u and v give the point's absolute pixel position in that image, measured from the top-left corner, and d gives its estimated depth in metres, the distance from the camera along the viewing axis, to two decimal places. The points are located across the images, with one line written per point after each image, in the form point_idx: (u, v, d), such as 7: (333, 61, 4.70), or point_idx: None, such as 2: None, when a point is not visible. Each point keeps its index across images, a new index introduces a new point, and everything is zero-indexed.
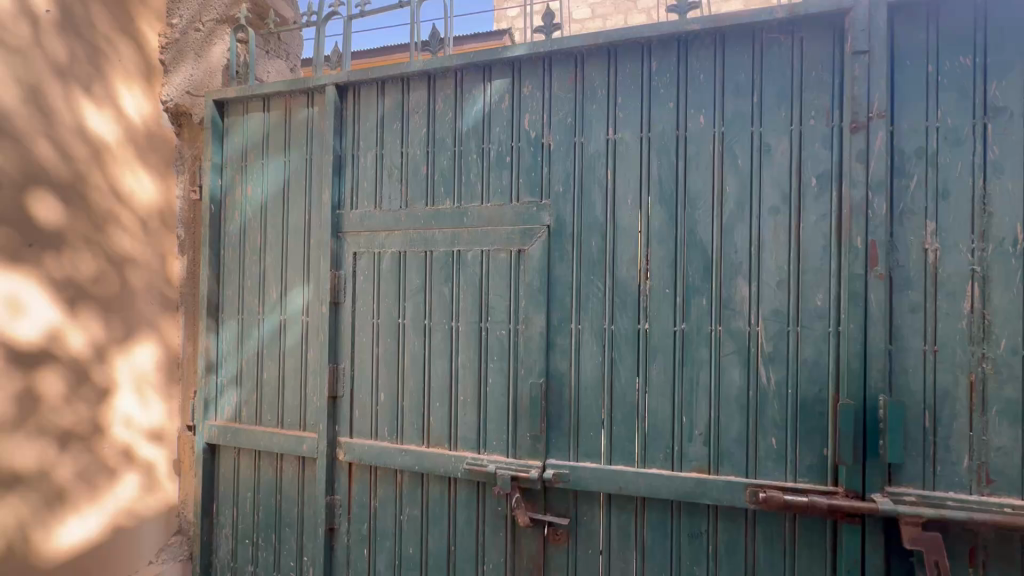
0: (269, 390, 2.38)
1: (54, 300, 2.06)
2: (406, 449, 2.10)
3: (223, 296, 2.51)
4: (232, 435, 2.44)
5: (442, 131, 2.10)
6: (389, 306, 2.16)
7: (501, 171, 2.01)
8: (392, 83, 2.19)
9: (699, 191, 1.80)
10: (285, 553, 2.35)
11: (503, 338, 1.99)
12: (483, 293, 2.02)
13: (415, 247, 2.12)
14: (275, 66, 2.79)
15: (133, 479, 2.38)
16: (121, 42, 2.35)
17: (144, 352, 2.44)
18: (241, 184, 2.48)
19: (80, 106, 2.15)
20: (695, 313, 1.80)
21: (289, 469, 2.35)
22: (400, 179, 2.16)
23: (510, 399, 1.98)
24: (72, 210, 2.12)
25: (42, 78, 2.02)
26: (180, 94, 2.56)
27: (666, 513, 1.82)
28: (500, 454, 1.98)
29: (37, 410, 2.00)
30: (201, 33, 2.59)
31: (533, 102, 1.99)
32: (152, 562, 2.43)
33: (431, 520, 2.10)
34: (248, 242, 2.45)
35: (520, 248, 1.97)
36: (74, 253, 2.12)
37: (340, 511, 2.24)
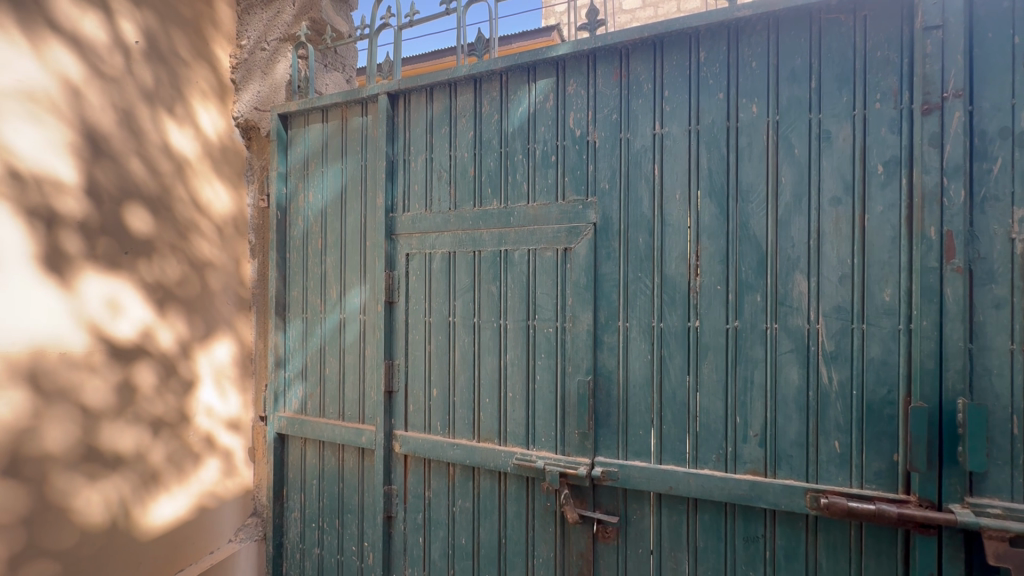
0: (330, 384, 2.53)
1: (146, 301, 2.30)
2: (458, 443, 2.17)
3: (289, 296, 2.69)
4: (299, 426, 2.62)
5: (488, 133, 2.15)
6: (440, 305, 2.24)
7: (546, 170, 2.02)
8: (440, 89, 2.26)
9: (752, 183, 1.73)
10: (347, 537, 2.50)
11: (550, 336, 2.01)
12: (531, 291, 2.05)
13: (464, 247, 2.18)
14: (332, 78, 2.94)
15: (214, 463, 2.61)
16: (199, 66, 2.58)
17: (221, 348, 2.66)
18: (303, 191, 2.65)
19: (165, 126, 2.38)
20: (749, 310, 1.73)
21: (350, 459, 2.49)
22: (449, 181, 2.22)
23: (558, 396, 2.00)
24: (159, 220, 2.35)
25: (133, 102, 2.25)
26: (248, 110, 2.78)
27: (720, 516, 1.77)
28: (549, 450, 2.01)
29: (134, 399, 2.25)
30: (266, 52, 2.78)
31: (577, 100, 1.99)
32: (232, 540, 2.67)
33: (482, 513, 2.16)
34: (310, 245, 2.61)
35: (566, 247, 1.98)
36: (162, 259, 2.36)
37: (397, 500, 2.35)
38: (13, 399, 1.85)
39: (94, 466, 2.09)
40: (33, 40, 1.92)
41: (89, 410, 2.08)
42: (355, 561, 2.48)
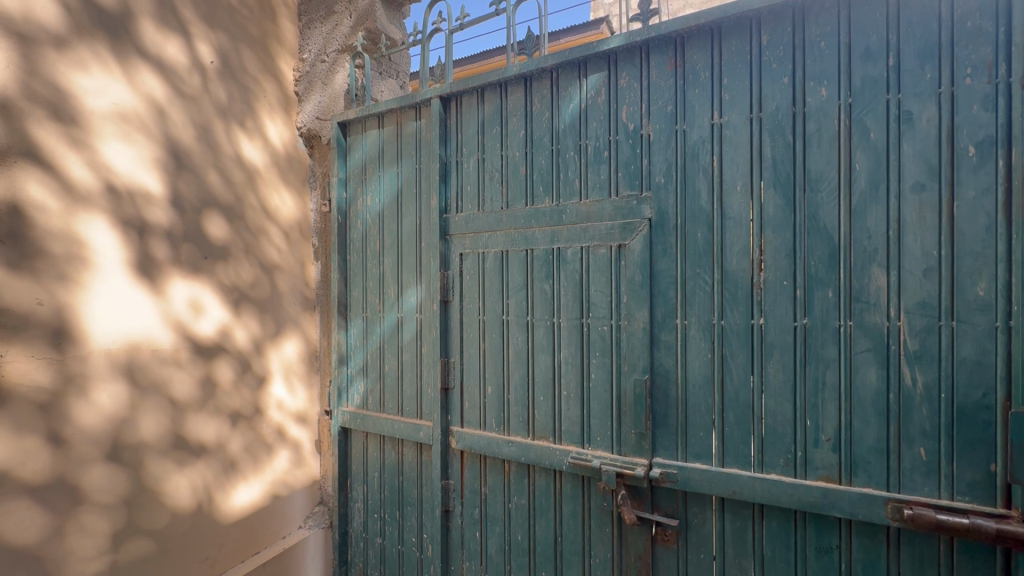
0: (390, 381, 2.62)
1: (223, 302, 2.49)
2: (513, 440, 2.19)
3: (350, 296, 2.81)
4: (361, 421, 2.74)
5: (540, 131, 2.14)
6: (494, 303, 2.26)
7: (599, 166, 2.00)
8: (492, 89, 2.28)
9: (822, 171, 1.63)
10: (407, 529, 2.58)
11: (605, 334, 1.99)
12: (584, 289, 2.03)
13: (516, 246, 2.19)
14: (387, 85, 3.02)
15: (285, 454, 2.78)
16: (266, 81, 2.75)
17: (290, 346, 2.83)
18: (362, 195, 2.75)
19: (237, 139, 2.56)
20: (820, 306, 1.63)
21: (408, 453, 2.57)
22: (501, 181, 2.24)
23: (614, 395, 1.97)
24: (234, 226, 2.53)
25: (210, 118, 2.43)
26: (311, 119, 2.92)
27: (788, 524, 1.68)
28: (605, 450, 1.98)
29: (214, 393, 2.44)
30: (326, 64, 2.90)
31: (630, 93, 1.94)
32: (302, 526, 2.83)
33: (538, 510, 2.17)
34: (369, 247, 2.71)
35: (620, 243, 1.94)
36: (236, 262, 2.54)
37: (454, 494, 2.40)
38: (114, 392, 2.05)
39: (182, 453, 2.29)
40: (125, 66, 2.11)
41: (177, 402, 2.27)
42: (415, 552, 2.56)
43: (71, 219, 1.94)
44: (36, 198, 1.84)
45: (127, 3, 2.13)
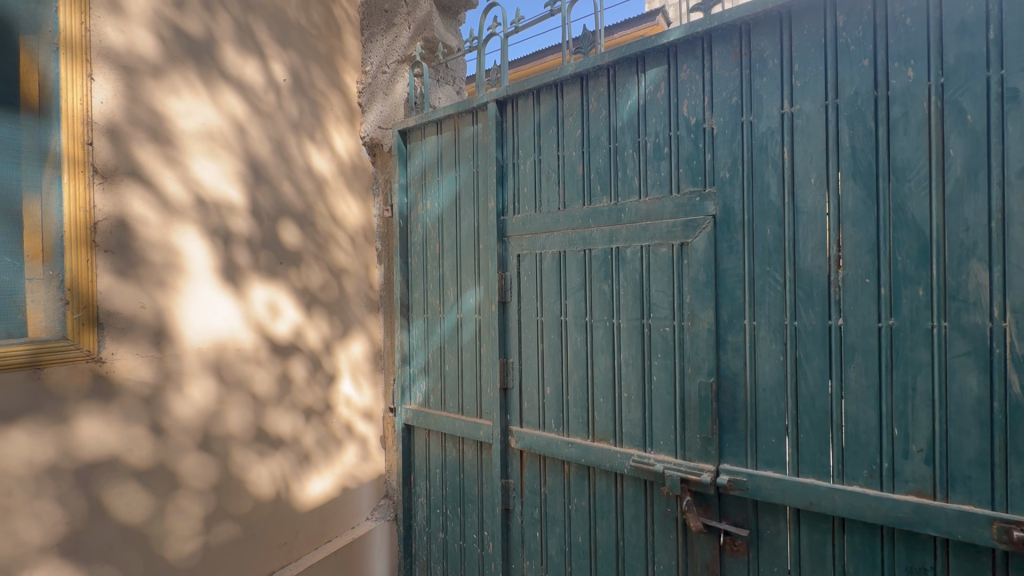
0: (450, 380, 2.68)
1: (297, 304, 2.66)
2: (572, 441, 2.18)
3: (412, 297, 2.90)
4: (424, 418, 2.81)
5: (597, 130, 2.12)
6: (552, 304, 2.26)
7: (659, 163, 1.94)
8: (547, 90, 2.28)
9: (909, 159, 1.50)
10: (469, 525, 2.63)
11: (667, 335, 1.93)
12: (645, 289, 1.99)
13: (574, 247, 2.18)
14: (445, 91, 3.07)
15: (353, 449, 2.92)
16: (333, 95, 2.91)
17: (357, 346, 2.97)
18: (422, 200, 2.83)
19: (308, 152, 2.72)
20: (908, 306, 1.50)
21: (469, 451, 2.62)
22: (558, 182, 2.24)
23: (677, 399, 1.91)
24: (305, 233, 2.70)
25: (283, 133, 2.61)
26: (374, 129, 3.04)
27: (873, 541, 1.56)
28: (668, 454, 1.93)
29: (290, 389, 2.61)
30: (387, 74, 3.00)
31: (692, 86, 1.88)
32: (369, 517, 2.97)
33: (599, 513, 2.15)
34: (429, 249, 2.79)
35: (682, 242, 1.88)
36: (307, 267, 2.71)
37: (514, 493, 2.43)
38: (204, 387, 2.25)
39: (262, 445, 2.47)
40: (211, 89, 2.31)
41: (258, 397, 2.46)
42: (476, 548, 2.60)
43: (168, 231, 2.14)
44: (139, 213, 2.05)
45: (212, 31, 2.32)
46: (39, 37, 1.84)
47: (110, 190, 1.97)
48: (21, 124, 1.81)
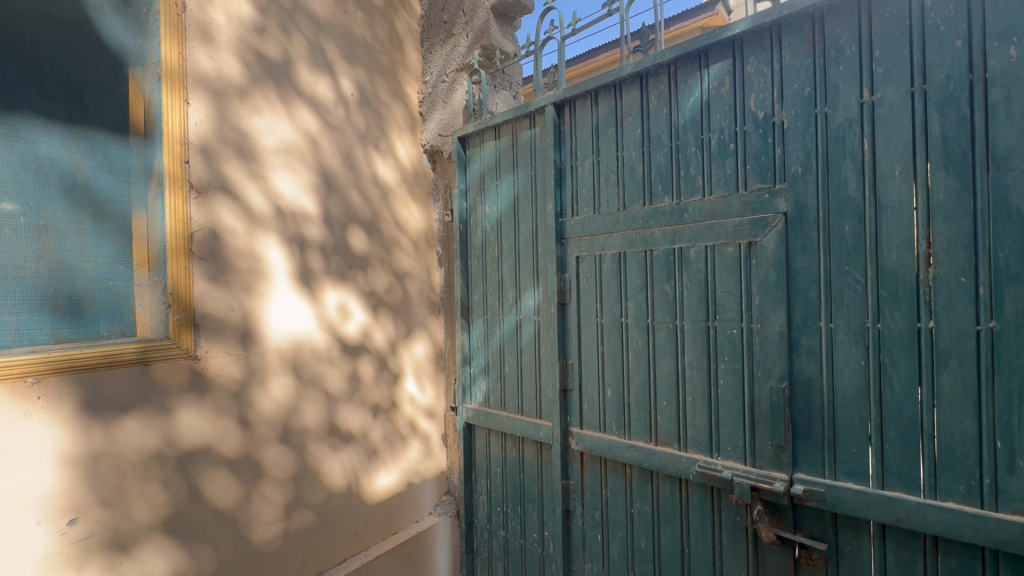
0: (510, 380, 2.72)
1: (365, 307, 2.81)
2: (634, 445, 2.16)
3: (471, 299, 2.97)
4: (484, 418, 2.86)
5: (658, 129, 2.09)
6: (612, 305, 2.24)
7: (724, 160, 1.88)
8: (606, 91, 2.27)
9: (1012, 147, 1.37)
10: (530, 525, 2.66)
11: (734, 337, 1.87)
12: (710, 290, 1.93)
13: (635, 247, 2.15)
14: (502, 97, 3.08)
15: (417, 445, 3.04)
16: (396, 106, 3.04)
17: (419, 346, 3.09)
18: (480, 204, 2.89)
19: (373, 161, 2.87)
20: (1012, 307, 1.38)
21: (529, 451, 2.65)
22: (617, 182, 2.22)
23: (746, 404, 1.84)
24: (372, 238, 2.85)
25: (352, 145, 2.77)
26: (434, 136, 3.14)
27: (973, 563, 1.44)
28: (736, 460, 1.87)
29: (359, 387, 2.75)
30: (446, 83, 3.09)
31: (759, 79, 1.80)
32: (432, 512, 3.08)
33: (663, 519, 2.11)
34: (488, 252, 2.84)
35: (750, 241, 1.82)
36: (373, 272, 2.85)
37: (574, 495, 2.43)
38: (283, 384, 2.42)
39: (335, 439, 2.62)
40: (288, 107, 2.49)
41: (331, 394, 2.61)
42: (537, 548, 2.62)
43: (252, 239, 2.32)
44: (228, 223, 2.25)
45: (288, 53, 2.50)
46: (145, 68, 2.05)
47: (204, 204, 2.17)
48: (131, 147, 2.02)
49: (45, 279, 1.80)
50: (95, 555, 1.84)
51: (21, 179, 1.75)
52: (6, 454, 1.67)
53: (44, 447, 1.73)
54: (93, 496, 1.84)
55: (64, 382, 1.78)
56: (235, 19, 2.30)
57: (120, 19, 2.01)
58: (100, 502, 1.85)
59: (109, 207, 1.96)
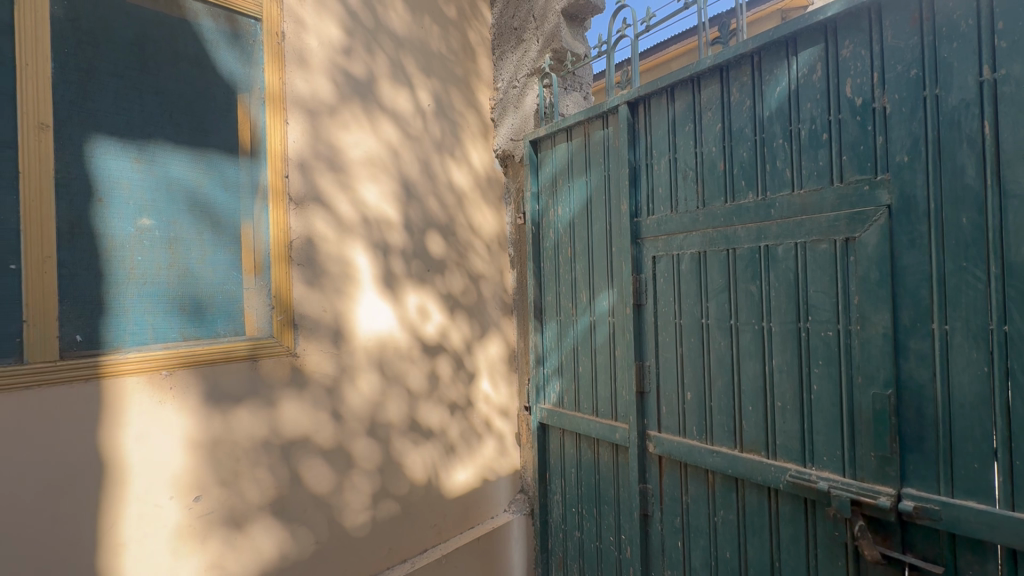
0: (584, 381, 2.72)
1: (443, 308, 2.93)
2: (717, 450, 2.08)
3: (544, 300, 3.00)
4: (558, 418, 2.88)
5: (740, 122, 2.00)
6: (692, 306, 2.18)
7: (816, 152, 1.78)
8: (683, 86, 2.21)
9: None
10: (606, 527, 2.64)
11: (829, 340, 1.76)
12: (801, 290, 1.83)
13: (716, 246, 2.08)
14: (573, 98, 3.08)
15: (491, 443, 3.13)
16: (469, 114, 3.15)
17: (493, 346, 3.18)
18: (552, 206, 2.91)
19: (448, 168, 2.99)
20: None
21: (604, 452, 2.63)
22: (695, 179, 2.16)
23: (844, 411, 1.72)
24: (448, 243, 2.97)
25: (429, 154, 2.90)
26: (505, 141, 3.20)
27: None
28: (834, 471, 1.75)
29: (438, 385, 2.88)
30: (517, 89, 3.15)
31: (857, 63, 1.68)
32: (506, 509, 3.15)
33: (750, 529, 2.01)
34: (560, 254, 2.86)
35: (847, 237, 1.70)
36: (450, 274, 2.97)
37: (653, 500, 2.38)
38: (370, 380, 2.58)
39: (416, 434, 2.76)
40: (372, 121, 2.65)
41: (412, 391, 2.75)
42: (614, 551, 2.60)
43: (343, 246, 2.51)
44: (322, 231, 2.44)
45: (372, 71, 2.67)
46: (251, 94, 2.28)
47: (301, 214, 2.38)
48: (240, 165, 2.25)
49: (175, 284, 2.05)
50: (215, 529, 2.07)
51: (156, 198, 2.01)
52: (145, 437, 1.92)
53: (174, 432, 1.97)
54: (213, 477, 2.07)
55: (189, 375, 2.03)
56: (327, 43, 2.50)
57: (231, 51, 2.24)
58: (218, 482, 2.08)
59: (223, 220, 2.19)
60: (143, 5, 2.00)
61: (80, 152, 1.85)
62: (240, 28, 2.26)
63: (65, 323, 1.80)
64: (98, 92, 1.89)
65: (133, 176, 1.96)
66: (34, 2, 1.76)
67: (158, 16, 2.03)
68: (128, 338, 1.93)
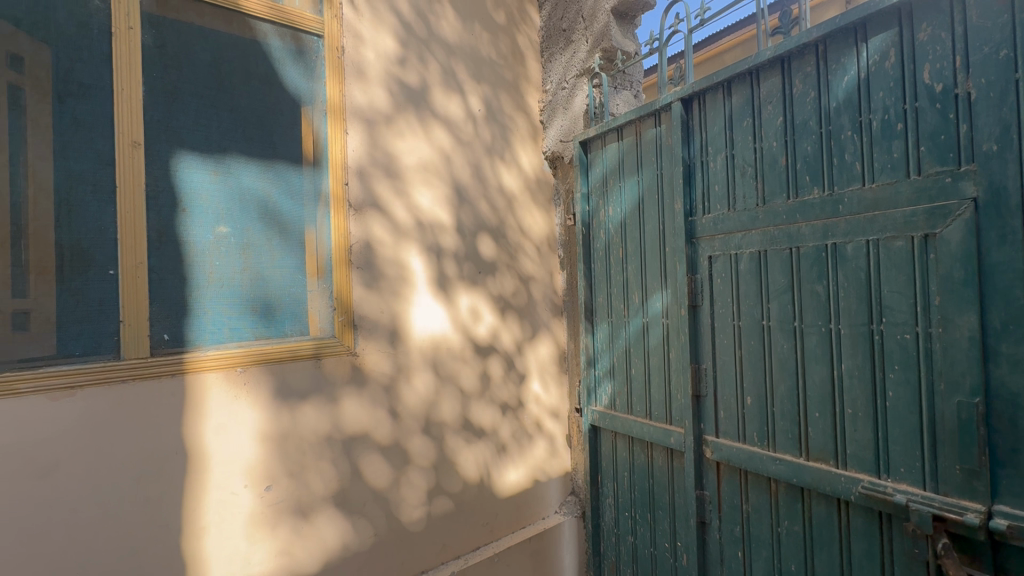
0: (637, 383, 2.68)
1: (494, 309, 2.97)
2: (781, 458, 1.99)
3: (595, 301, 2.97)
4: (610, 420, 2.85)
5: (804, 115, 1.92)
6: (752, 307, 2.10)
7: (890, 143, 1.67)
8: (741, 80, 2.14)
9: None
10: (660, 533, 2.58)
11: (907, 343, 1.65)
12: (874, 290, 1.72)
13: (778, 245, 1.99)
14: (623, 97, 3.05)
15: (543, 444, 3.14)
16: (519, 117, 3.19)
17: (543, 347, 3.19)
18: (603, 207, 2.88)
19: (498, 172, 3.03)
20: None
21: (658, 456, 2.58)
22: (754, 176, 2.08)
23: (924, 420, 1.61)
24: (498, 245, 3.01)
25: (480, 158, 2.96)
26: (555, 143, 3.21)
27: None
28: (913, 485, 1.63)
29: (490, 385, 2.93)
30: (566, 89, 3.15)
31: (936, 46, 1.57)
32: (557, 510, 3.15)
33: (818, 542, 1.91)
34: (612, 254, 2.83)
35: (926, 233, 1.58)
36: (501, 276, 3.01)
37: (710, 507, 2.31)
38: (425, 379, 2.66)
39: (469, 434, 2.81)
40: (426, 128, 2.73)
41: (465, 390, 2.81)
42: (669, 558, 2.54)
43: (399, 250, 2.60)
44: (379, 236, 2.54)
45: (425, 79, 2.75)
46: (314, 107, 2.41)
47: (360, 220, 2.49)
48: (305, 173, 2.37)
49: (248, 287, 2.20)
50: (284, 518, 2.20)
51: (231, 207, 2.16)
52: (222, 429, 2.07)
53: (247, 425, 2.12)
54: (282, 468, 2.20)
55: (261, 372, 2.17)
56: (383, 55, 2.60)
57: (297, 67, 2.37)
58: (287, 473, 2.21)
59: (290, 227, 2.32)
60: (219, 29, 2.16)
61: (167, 167, 2.02)
62: (304, 45, 2.39)
63: (154, 323, 1.97)
64: (181, 111, 2.06)
65: (211, 187, 2.12)
66: (128, 32, 1.95)
67: (233, 38, 2.19)
68: (207, 337, 2.08)
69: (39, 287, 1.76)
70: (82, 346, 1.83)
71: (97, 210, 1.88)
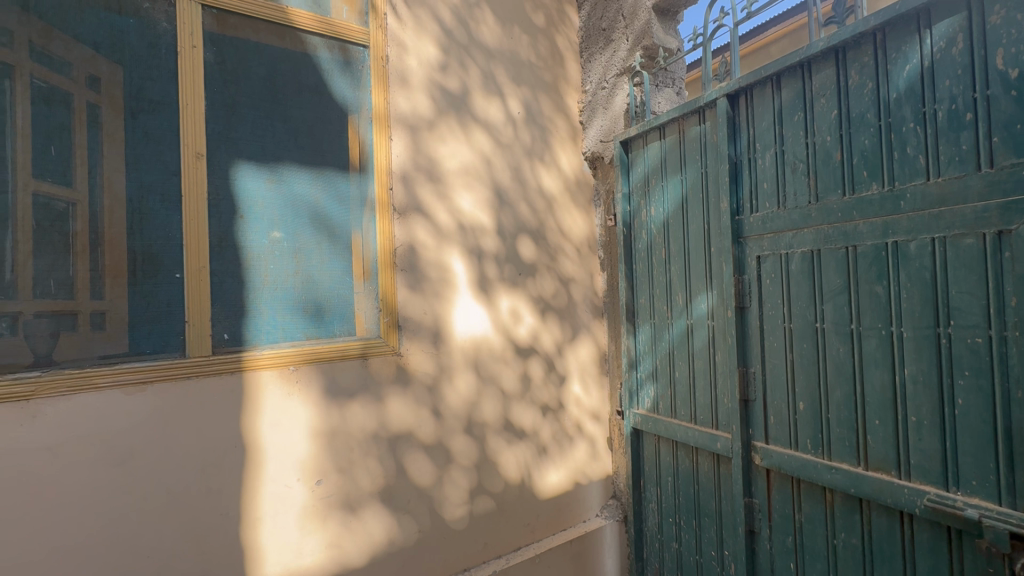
0: (681, 386, 2.62)
1: (535, 311, 2.98)
2: (837, 466, 1.91)
3: (637, 303, 2.93)
4: (653, 424, 2.80)
5: (861, 107, 1.83)
6: (804, 309, 2.02)
7: (957, 134, 1.57)
8: (791, 73, 2.06)
9: None
10: (706, 541, 2.51)
11: (978, 347, 1.54)
12: (941, 291, 1.62)
13: (832, 243, 1.91)
14: (665, 95, 2.99)
15: (583, 446, 3.12)
16: (558, 118, 3.19)
17: (583, 349, 3.18)
18: (644, 207, 2.84)
19: (538, 173, 3.04)
20: None
21: (704, 462, 2.51)
22: (806, 172, 2.00)
23: (999, 430, 1.50)
24: (538, 247, 3.02)
25: (520, 160, 2.98)
26: (595, 143, 3.19)
27: None
28: (986, 499, 1.53)
29: (530, 386, 2.94)
30: (606, 89, 3.13)
31: (1011, 30, 1.47)
32: (598, 513, 3.12)
33: (878, 557, 1.82)
34: (654, 255, 2.78)
35: (1000, 230, 1.48)
36: (541, 278, 3.02)
37: (760, 515, 2.23)
38: (467, 380, 2.70)
39: (510, 434, 2.83)
40: (466, 132, 2.78)
41: (506, 391, 2.83)
42: (715, 567, 2.47)
43: (441, 252, 2.65)
44: (422, 239, 2.60)
45: (466, 84, 2.79)
46: (360, 115, 2.49)
47: (404, 223, 2.56)
48: (352, 179, 2.45)
49: (300, 289, 2.29)
50: (333, 511, 2.28)
51: (284, 213, 2.27)
52: (276, 425, 2.17)
53: (299, 421, 2.21)
54: (331, 464, 2.28)
55: (311, 371, 2.26)
56: (425, 62, 2.66)
57: (344, 78, 2.46)
58: (336, 469, 2.29)
59: (339, 231, 2.40)
60: (273, 44, 2.27)
61: (226, 176, 2.15)
62: (351, 55, 2.48)
63: (215, 324, 2.09)
64: (239, 123, 2.18)
65: (266, 194, 2.23)
66: (191, 51, 2.08)
67: (285, 52, 2.30)
68: (263, 337, 2.19)
69: (114, 290, 1.90)
70: (152, 345, 1.96)
71: (164, 218, 2.01)
